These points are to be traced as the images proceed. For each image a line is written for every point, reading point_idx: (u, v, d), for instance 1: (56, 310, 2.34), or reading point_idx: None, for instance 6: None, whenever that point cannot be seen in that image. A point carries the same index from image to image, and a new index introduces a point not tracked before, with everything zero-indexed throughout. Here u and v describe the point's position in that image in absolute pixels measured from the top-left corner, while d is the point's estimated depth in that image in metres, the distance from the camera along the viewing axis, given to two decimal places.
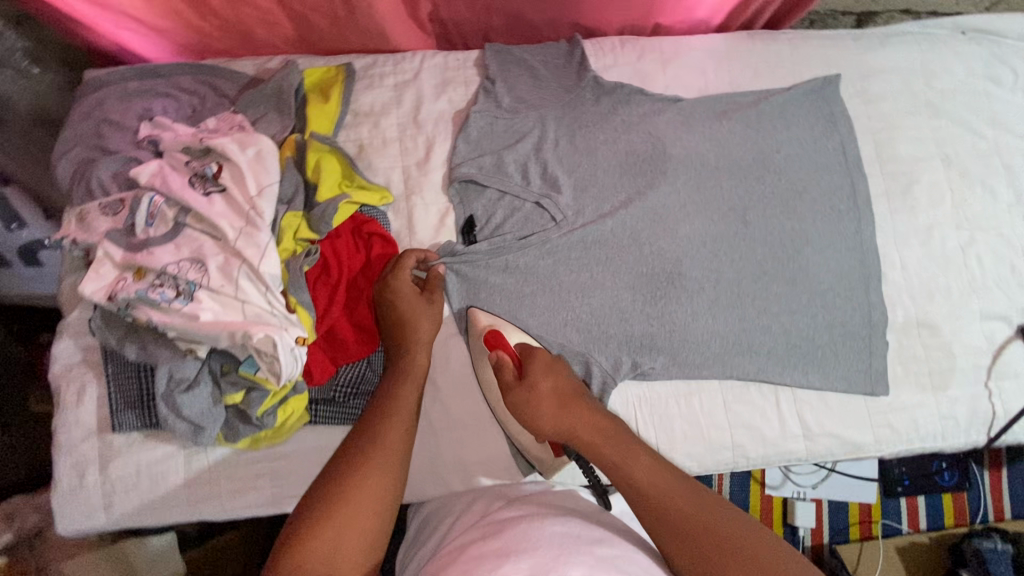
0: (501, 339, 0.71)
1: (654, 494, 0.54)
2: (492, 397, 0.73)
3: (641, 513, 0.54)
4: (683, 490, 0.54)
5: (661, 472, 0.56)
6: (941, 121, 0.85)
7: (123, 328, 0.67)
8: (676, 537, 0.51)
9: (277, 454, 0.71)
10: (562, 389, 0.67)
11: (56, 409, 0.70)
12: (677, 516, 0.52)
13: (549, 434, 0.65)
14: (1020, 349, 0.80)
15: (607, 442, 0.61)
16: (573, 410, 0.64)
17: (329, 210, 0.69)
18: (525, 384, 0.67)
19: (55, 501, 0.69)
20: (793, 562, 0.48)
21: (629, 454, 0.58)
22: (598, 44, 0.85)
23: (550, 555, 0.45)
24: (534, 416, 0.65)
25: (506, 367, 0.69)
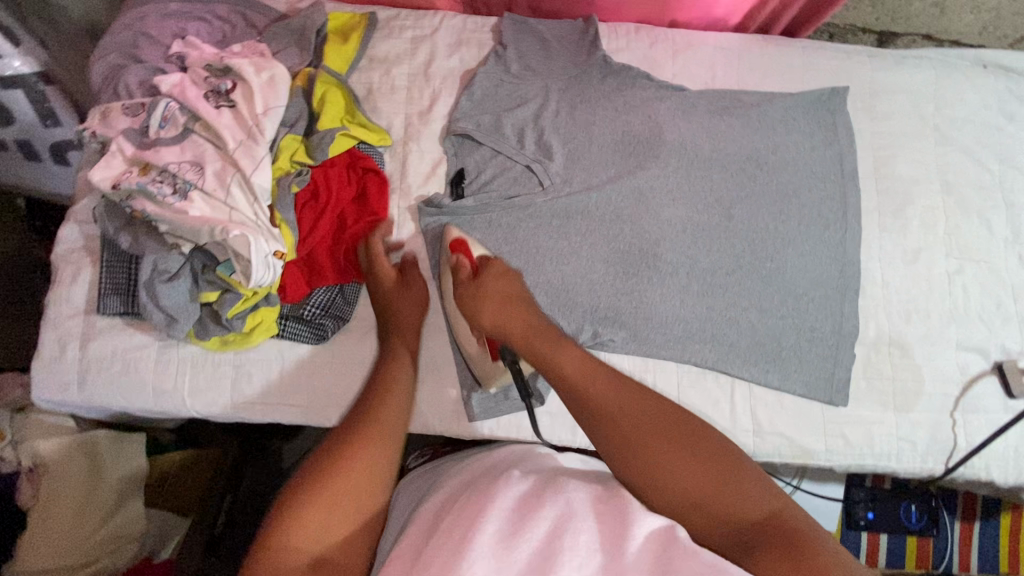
0: (463, 245, 0.75)
1: (586, 391, 0.56)
2: (455, 327, 0.75)
3: (578, 410, 0.57)
4: (624, 393, 0.55)
5: (594, 370, 0.58)
6: (945, 148, 0.85)
7: (122, 219, 0.72)
8: (615, 436, 0.53)
9: (243, 359, 0.75)
10: (507, 290, 0.69)
11: (53, 287, 0.76)
12: (616, 416, 0.54)
13: (494, 333, 0.68)
14: (994, 385, 0.78)
15: (546, 345, 0.63)
16: (515, 313, 0.67)
17: (326, 138, 0.75)
18: (475, 284, 0.70)
19: (37, 368, 0.74)
20: (734, 459, 0.50)
21: (563, 352, 0.61)
22: (613, 28, 0.87)
23: (512, 517, 0.45)
24: (475, 312, 0.69)
25: (462, 267, 0.73)
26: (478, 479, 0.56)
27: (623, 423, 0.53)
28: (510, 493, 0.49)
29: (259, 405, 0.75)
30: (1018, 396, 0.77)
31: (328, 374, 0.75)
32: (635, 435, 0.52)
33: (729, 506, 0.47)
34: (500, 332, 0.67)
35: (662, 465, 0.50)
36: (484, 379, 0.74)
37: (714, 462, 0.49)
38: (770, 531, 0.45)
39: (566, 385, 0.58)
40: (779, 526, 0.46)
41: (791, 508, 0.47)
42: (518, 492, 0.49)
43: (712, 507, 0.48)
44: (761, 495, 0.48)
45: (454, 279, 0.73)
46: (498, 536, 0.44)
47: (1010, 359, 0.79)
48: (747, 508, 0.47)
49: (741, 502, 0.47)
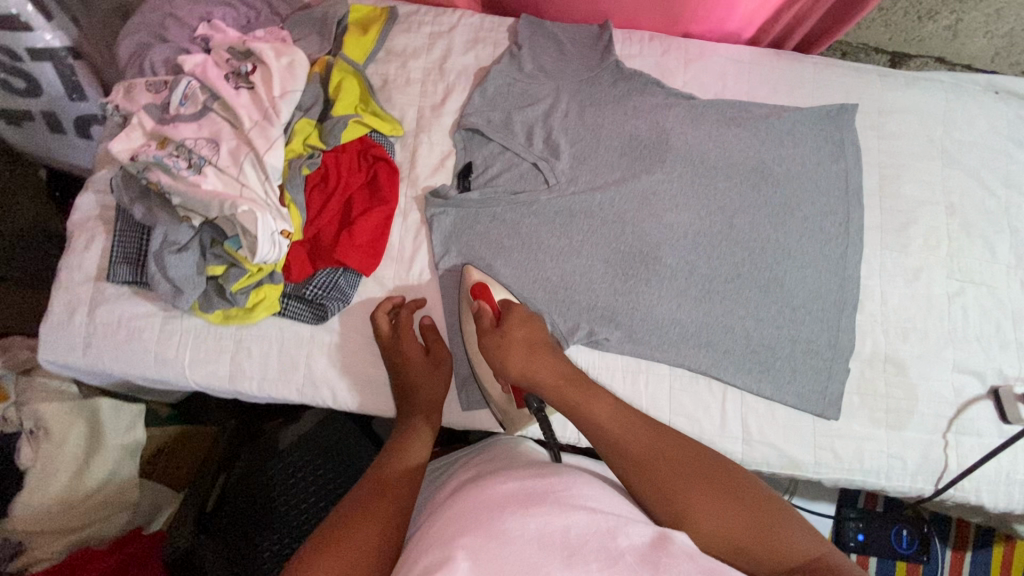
0: (485, 292, 0.74)
1: (627, 444, 0.56)
2: (476, 370, 0.74)
3: (619, 464, 0.55)
4: (664, 447, 0.56)
5: (630, 420, 0.59)
6: (952, 170, 0.85)
7: (137, 190, 0.74)
8: (660, 487, 0.52)
9: (245, 334, 0.77)
10: (533, 338, 0.68)
11: (67, 253, 0.78)
12: (659, 470, 0.53)
13: (519, 380, 0.66)
14: (988, 409, 0.78)
15: (576, 395, 0.62)
16: (541, 360, 0.66)
17: (338, 125, 0.77)
18: (498, 332, 0.68)
19: (44, 330, 0.76)
20: (778, 510, 0.51)
21: (596, 402, 0.61)
22: (627, 34, 0.89)
23: (506, 514, 0.45)
24: (503, 360, 0.66)
25: (484, 315, 0.71)
26: (471, 480, 0.56)
27: (665, 471, 0.53)
28: (504, 493, 0.48)
29: (256, 380, 0.76)
30: (1012, 422, 0.76)
31: (325, 354, 0.77)
32: (677, 483, 0.52)
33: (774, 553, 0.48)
34: (530, 379, 0.65)
35: (708, 512, 0.50)
36: (507, 422, 0.75)
37: (760, 513, 0.50)
38: (821, 572, 0.46)
39: (603, 436, 0.58)
40: (827, 568, 0.46)
41: (832, 553, 0.49)
42: (511, 490, 0.49)
43: (762, 552, 0.48)
44: (804, 541, 0.49)
45: (476, 327, 0.71)
46: (489, 532, 0.43)
47: (1006, 384, 0.78)
48: (791, 554, 0.48)
49: (787, 548, 0.48)
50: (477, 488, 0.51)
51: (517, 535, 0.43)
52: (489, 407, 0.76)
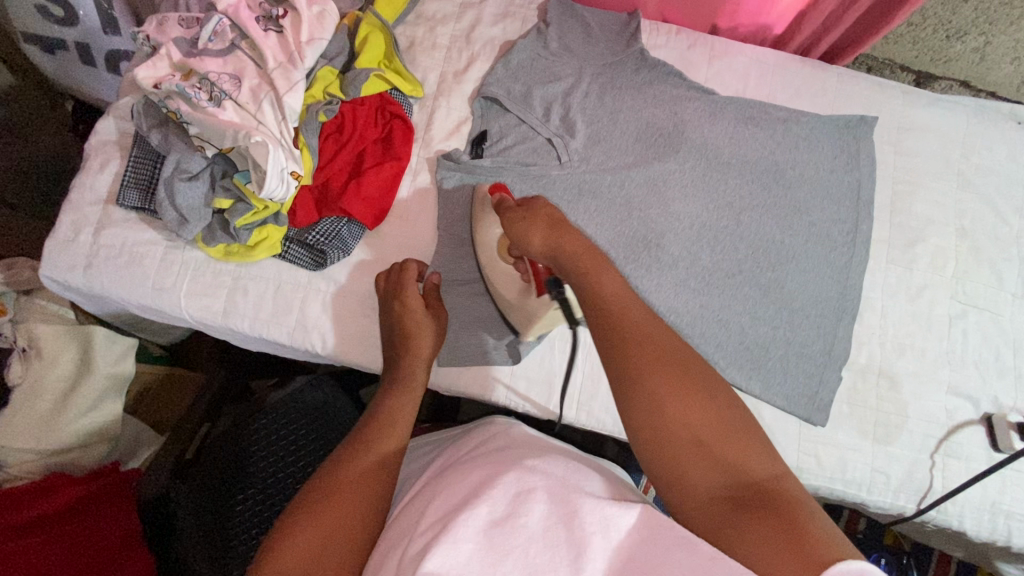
0: (501, 188, 0.77)
1: (618, 317, 0.52)
2: (491, 277, 0.74)
3: (603, 334, 0.52)
4: (652, 330, 0.51)
5: (630, 299, 0.54)
6: (966, 194, 0.84)
7: (156, 118, 0.75)
8: (629, 365, 0.49)
9: (243, 272, 0.77)
10: (554, 215, 0.66)
11: (81, 173, 0.80)
12: (637, 348, 0.50)
13: (539, 253, 0.63)
14: (979, 435, 0.76)
15: (588, 264, 0.58)
16: (566, 234, 0.62)
17: (360, 76, 0.78)
18: (522, 208, 0.68)
19: (49, 245, 0.78)
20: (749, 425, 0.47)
21: (603, 271, 0.57)
22: (655, 26, 0.90)
23: (510, 502, 0.44)
24: (524, 233, 0.65)
25: (505, 201, 0.71)
26: (467, 462, 0.55)
27: (646, 350, 0.50)
28: (505, 479, 0.47)
29: (249, 319, 0.77)
30: (1002, 450, 0.75)
31: (320, 300, 0.77)
32: (651, 367, 0.49)
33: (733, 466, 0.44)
34: (551, 250, 0.62)
35: (675, 406, 0.47)
36: (524, 325, 0.72)
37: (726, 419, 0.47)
38: (775, 496, 0.42)
39: (600, 303, 0.55)
40: (778, 491, 0.43)
41: (794, 481, 0.44)
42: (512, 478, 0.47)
43: (714, 457, 0.45)
44: (767, 460, 0.45)
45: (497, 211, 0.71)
46: (492, 523, 0.42)
47: (1000, 412, 0.77)
48: (748, 470, 0.44)
49: (748, 464, 0.44)
50: (477, 473, 0.49)
51: (522, 527, 0.42)
52: (507, 318, 0.74)
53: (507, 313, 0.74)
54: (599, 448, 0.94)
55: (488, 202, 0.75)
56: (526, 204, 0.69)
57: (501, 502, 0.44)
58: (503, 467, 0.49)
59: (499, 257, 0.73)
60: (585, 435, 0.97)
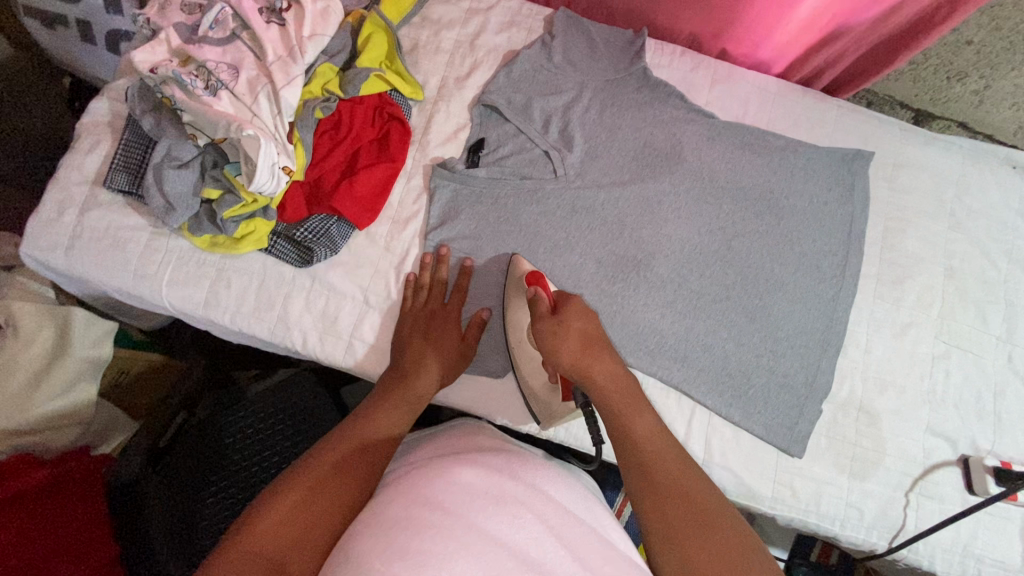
0: (541, 279, 0.71)
1: (655, 465, 0.56)
2: (517, 360, 0.73)
3: (637, 478, 0.56)
4: (691, 490, 0.55)
5: (665, 445, 0.58)
6: (957, 234, 0.85)
7: (150, 102, 0.74)
8: (662, 517, 0.53)
9: (227, 264, 0.76)
10: (588, 329, 0.66)
11: (69, 153, 0.79)
12: (672, 503, 0.53)
13: (568, 371, 0.63)
14: (955, 476, 0.76)
15: (619, 401, 0.61)
16: (597, 359, 0.63)
17: (360, 75, 0.77)
18: (556, 318, 0.66)
19: (32, 223, 0.76)
20: None
21: (638, 415, 0.61)
22: (660, 46, 0.90)
23: (481, 510, 0.47)
24: (555, 347, 0.64)
25: (541, 300, 0.68)
26: (432, 459, 0.57)
27: (671, 495, 0.54)
28: (476, 486, 0.50)
29: (230, 312, 0.76)
30: (977, 493, 0.74)
31: (303, 297, 0.76)
32: (689, 525, 0.52)
33: None
34: (578, 371, 0.63)
35: (693, 546, 0.50)
36: (544, 413, 0.72)
37: None
38: None
39: (634, 446, 0.58)
40: None
41: None
42: (479, 483, 0.50)
43: None
44: None
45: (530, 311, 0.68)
46: (458, 527, 0.44)
47: (978, 455, 0.77)
48: None
49: None
50: (446, 471, 0.52)
51: (490, 534, 0.45)
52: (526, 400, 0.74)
53: (528, 399, 0.74)
54: (576, 464, 0.93)
55: (524, 288, 0.72)
56: (562, 307, 0.68)
57: (469, 509, 0.47)
58: (470, 470, 0.52)
59: (528, 342, 0.72)
60: (564, 451, 0.96)
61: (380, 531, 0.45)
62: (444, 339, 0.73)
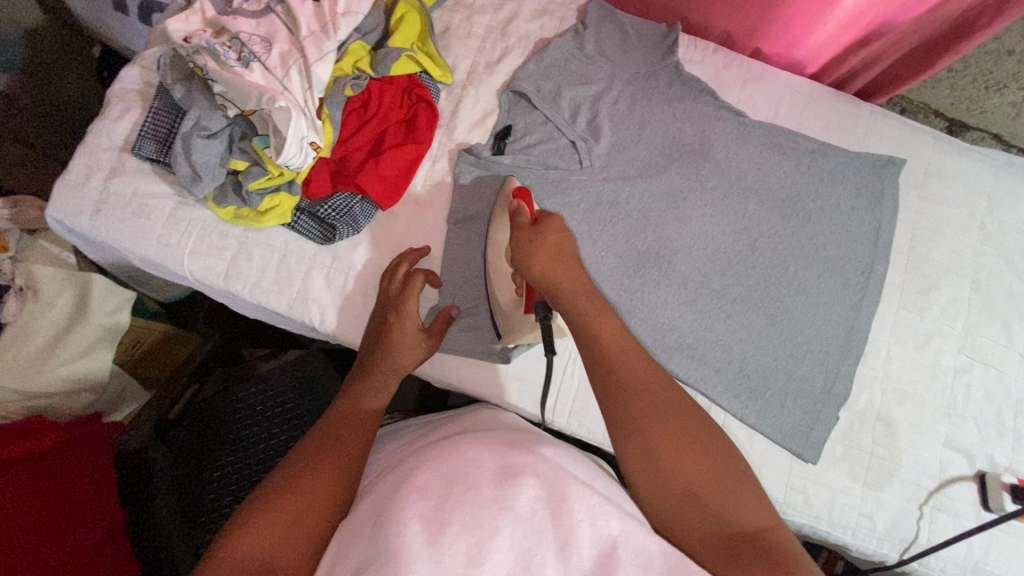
0: (525, 194, 0.72)
1: (620, 363, 0.57)
2: (491, 277, 0.73)
3: (601, 374, 0.57)
4: (656, 384, 0.55)
5: (631, 347, 0.59)
6: (986, 247, 0.83)
7: (182, 72, 0.74)
8: (627, 412, 0.54)
9: (249, 237, 0.77)
10: (564, 245, 0.66)
11: (99, 119, 0.79)
12: (636, 396, 0.54)
13: (536, 279, 0.64)
14: (971, 492, 0.75)
15: (590, 306, 0.61)
16: (569, 270, 0.64)
17: (391, 55, 0.77)
18: (535, 230, 0.67)
19: (60, 186, 0.77)
20: (747, 482, 0.51)
21: (605, 317, 0.60)
22: (693, 42, 0.89)
23: (500, 484, 0.47)
24: (529, 254, 0.65)
25: (522, 214, 0.69)
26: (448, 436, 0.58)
27: (642, 399, 0.54)
28: (492, 459, 0.50)
29: (250, 285, 0.76)
30: (992, 510, 0.73)
31: (322, 275, 0.76)
32: (655, 418, 0.53)
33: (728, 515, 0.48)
34: (549, 281, 0.63)
35: (673, 454, 0.51)
36: (506, 330, 0.72)
37: (722, 474, 0.51)
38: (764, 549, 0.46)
39: (599, 347, 0.58)
40: (770, 544, 0.47)
41: (781, 530, 0.49)
42: (497, 458, 0.50)
43: (703, 504, 0.49)
44: (757, 509, 0.50)
45: (511, 223, 0.69)
46: (475, 501, 0.45)
47: (995, 471, 0.75)
48: (743, 522, 0.48)
49: (734, 517, 0.49)
50: (462, 444, 0.53)
51: (511, 509, 0.45)
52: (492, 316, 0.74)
53: (494, 315, 0.73)
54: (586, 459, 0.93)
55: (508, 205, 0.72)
56: (541, 223, 0.68)
57: (485, 482, 0.47)
58: (484, 445, 0.53)
59: (503, 261, 0.71)
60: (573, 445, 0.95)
61: (401, 499, 0.47)
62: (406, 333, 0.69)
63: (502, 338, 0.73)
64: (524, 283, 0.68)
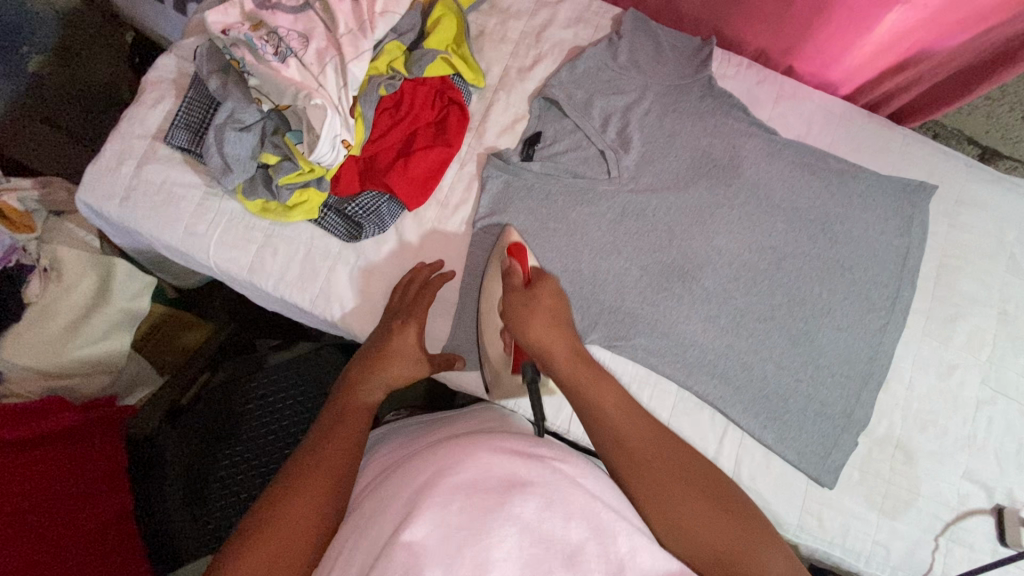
0: (521, 251, 0.72)
1: (626, 433, 0.58)
2: (481, 326, 0.73)
3: (610, 443, 0.58)
4: (664, 450, 0.57)
5: (632, 412, 0.60)
6: (1014, 278, 0.82)
7: (218, 64, 0.75)
8: (645, 482, 0.54)
9: (275, 231, 0.77)
10: (557, 307, 0.68)
11: (133, 106, 0.80)
12: (647, 462, 0.56)
13: (529, 346, 0.66)
14: (988, 526, 0.74)
15: (586, 374, 0.63)
16: (561, 334, 0.66)
17: (426, 56, 0.78)
18: (528, 292, 0.68)
19: (91, 171, 0.78)
20: (769, 536, 0.52)
21: (604, 383, 0.62)
22: (727, 56, 0.88)
23: (506, 491, 0.47)
24: (524, 320, 0.66)
25: (516, 274, 0.70)
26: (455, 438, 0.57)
27: (654, 467, 0.55)
28: (498, 465, 0.50)
29: (274, 278, 0.76)
30: (1009, 545, 0.72)
31: (346, 272, 0.77)
32: (672, 482, 0.54)
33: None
34: (541, 346, 0.65)
35: (696, 518, 0.52)
36: (495, 384, 0.74)
37: (747, 531, 0.52)
38: None
39: (601, 416, 0.59)
40: None
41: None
42: (505, 464, 0.50)
43: (732, 565, 0.49)
44: (782, 563, 0.50)
45: (505, 283, 0.70)
46: (484, 507, 0.45)
47: (1014, 506, 0.74)
48: None
49: (766, 574, 0.49)
50: (467, 446, 0.52)
51: (517, 516, 0.45)
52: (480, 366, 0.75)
53: (483, 366, 0.74)
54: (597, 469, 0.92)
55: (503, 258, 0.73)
56: (534, 283, 0.69)
57: (492, 488, 0.47)
58: (489, 448, 0.52)
59: (493, 315, 0.72)
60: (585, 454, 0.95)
61: (409, 502, 0.46)
62: (404, 347, 0.69)
63: (493, 390, 0.75)
64: (514, 342, 0.70)
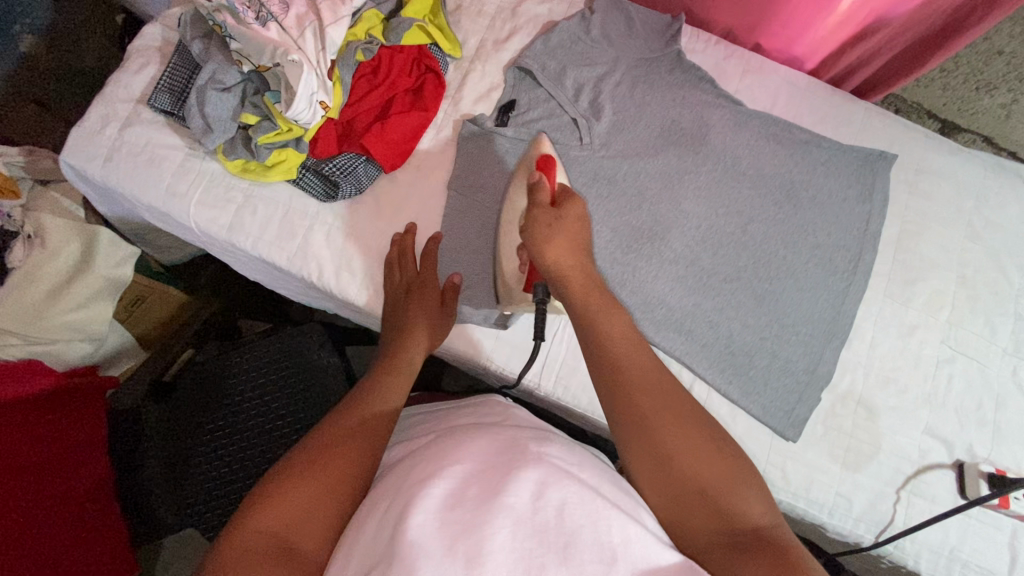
0: (550, 165, 0.71)
1: (627, 369, 0.57)
2: (501, 243, 0.74)
3: (607, 382, 0.57)
4: (663, 385, 0.56)
5: (638, 348, 0.59)
6: (973, 244, 0.85)
7: (202, 30, 0.77)
8: (636, 417, 0.54)
9: (254, 191, 0.79)
10: (582, 233, 0.66)
11: (118, 71, 0.82)
12: (644, 398, 0.55)
13: (548, 269, 0.65)
14: (947, 479, 0.76)
15: (597, 302, 0.62)
16: (579, 261, 0.65)
17: (402, 25, 0.81)
18: (555, 211, 0.67)
19: (75, 133, 0.80)
20: (753, 478, 0.53)
21: (615, 314, 0.61)
22: (696, 33, 0.92)
23: (499, 483, 0.46)
24: (545, 239, 0.65)
25: (542, 190, 0.68)
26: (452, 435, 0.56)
27: (650, 399, 0.55)
28: (489, 461, 0.49)
29: (253, 238, 0.78)
30: (968, 497, 0.74)
31: (324, 231, 0.79)
32: (664, 417, 0.54)
33: (734, 511, 0.50)
34: (556, 267, 0.64)
35: (683, 454, 0.52)
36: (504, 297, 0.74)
37: (730, 471, 0.52)
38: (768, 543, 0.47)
39: (608, 348, 0.59)
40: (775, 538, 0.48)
41: (783, 525, 0.50)
42: (495, 458, 0.49)
43: (711, 501, 0.50)
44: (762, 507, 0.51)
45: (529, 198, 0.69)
46: (481, 493, 0.45)
47: (973, 461, 0.76)
48: (747, 519, 0.49)
49: (742, 513, 0.50)
50: (473, 440, 0.53)
51: (510, 508, 0.43)
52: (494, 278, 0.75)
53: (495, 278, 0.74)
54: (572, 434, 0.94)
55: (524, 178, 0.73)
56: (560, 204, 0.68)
57: (483, 483, 0.46)
58: (489, 441, 0.52)
59: (512, 229, 0.73)
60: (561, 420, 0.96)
61: (403, 496, 0.46)
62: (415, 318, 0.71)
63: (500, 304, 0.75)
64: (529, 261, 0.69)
